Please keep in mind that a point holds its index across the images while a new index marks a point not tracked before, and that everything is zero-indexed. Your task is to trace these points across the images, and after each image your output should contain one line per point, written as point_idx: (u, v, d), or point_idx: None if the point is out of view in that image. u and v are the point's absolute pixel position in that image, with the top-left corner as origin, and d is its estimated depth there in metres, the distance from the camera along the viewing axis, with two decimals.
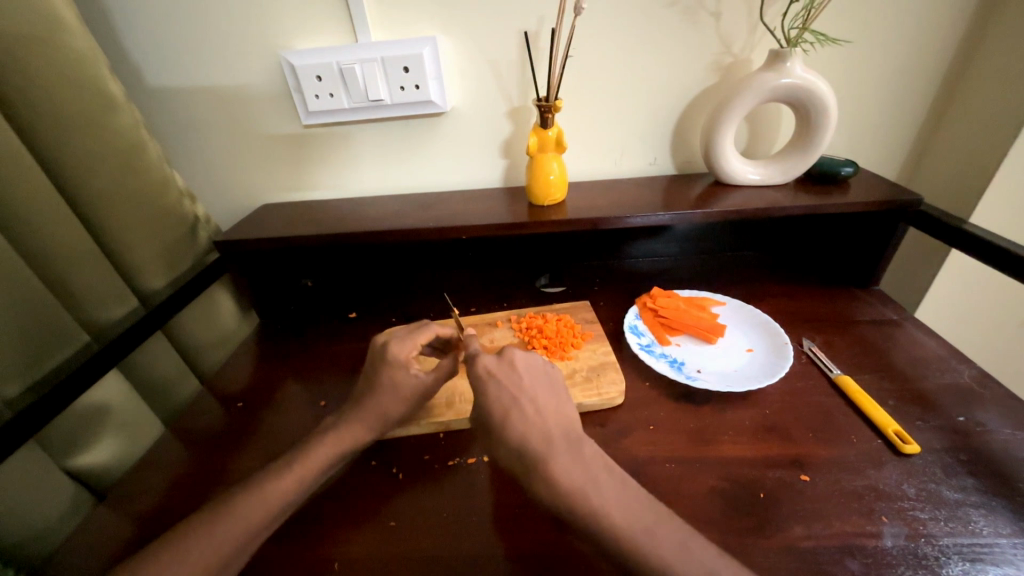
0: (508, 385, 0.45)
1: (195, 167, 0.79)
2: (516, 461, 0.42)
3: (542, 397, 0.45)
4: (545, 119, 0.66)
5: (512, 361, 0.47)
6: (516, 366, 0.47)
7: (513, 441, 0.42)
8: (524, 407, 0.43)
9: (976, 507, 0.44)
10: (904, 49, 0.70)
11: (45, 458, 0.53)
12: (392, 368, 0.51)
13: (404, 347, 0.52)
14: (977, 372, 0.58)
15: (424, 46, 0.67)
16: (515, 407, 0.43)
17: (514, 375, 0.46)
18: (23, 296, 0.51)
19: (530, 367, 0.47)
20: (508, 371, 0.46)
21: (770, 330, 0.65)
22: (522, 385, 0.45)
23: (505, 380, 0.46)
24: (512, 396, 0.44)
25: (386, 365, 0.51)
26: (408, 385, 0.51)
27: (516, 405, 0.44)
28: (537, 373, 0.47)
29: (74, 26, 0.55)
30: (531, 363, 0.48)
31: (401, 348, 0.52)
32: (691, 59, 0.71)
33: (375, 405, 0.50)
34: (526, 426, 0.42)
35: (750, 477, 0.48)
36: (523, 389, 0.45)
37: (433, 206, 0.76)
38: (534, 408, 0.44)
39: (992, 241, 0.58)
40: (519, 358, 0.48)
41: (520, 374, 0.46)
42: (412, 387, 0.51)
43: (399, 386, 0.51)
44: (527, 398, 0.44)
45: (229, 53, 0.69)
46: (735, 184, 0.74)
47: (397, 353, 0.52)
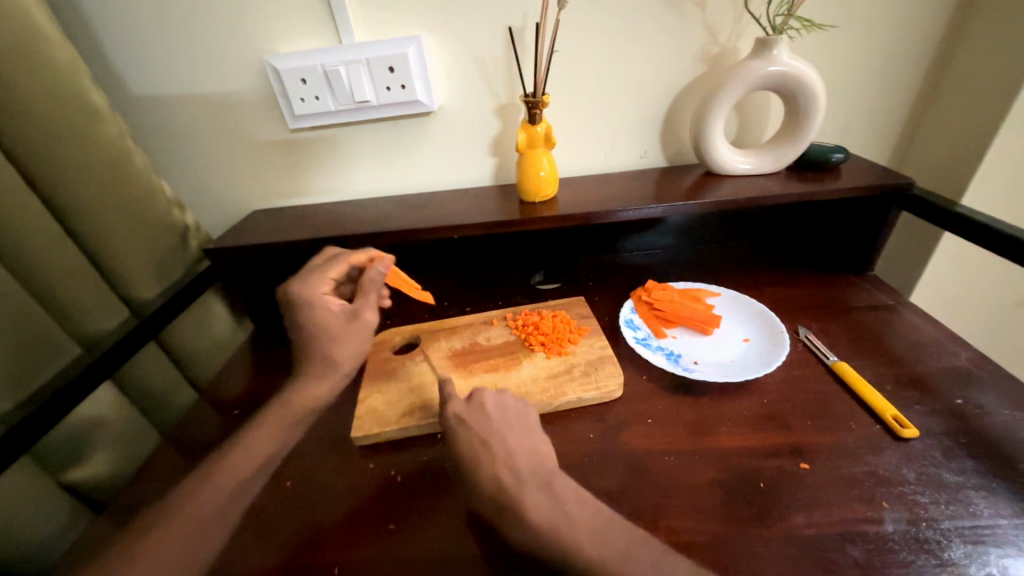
0: (477, 427, 0.47)
1: (184, 176, 0.78)
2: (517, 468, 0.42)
3: (511, 438, 0.46)
4: (533, 115, 0.66)
5: (481, 403, 0.49)
6: (485, 408, 0.49)
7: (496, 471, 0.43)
8: (494, 448, 0.45)
9: (976, 489, 0.44)
10: (891, 33, 0.70)
11: (38, 475, 0.52)
12: (320, 307, 0.55)
13: (318, 285, 0.56)
14: (973, 354, 0.58)
15: (409, 45, 0.67)
16: (484, 449, 0.45)
17: (482, 417, 0.48)
18: (9, 308, 0.50)
19: (501, 408, 0.49)
20: (478, 414, 0.48)
21: (767, 319, 0.65)
22: (491, 427, 0.47)
23: (474, 421, 0.48)
24: (481, 437, 0.46)
25: (310, 306, 0.55)
26: (342, 319, 0.54)
27: (486, 446, 0.45)
28: (507, 414, 0.49)
29: (53, 37, 0.54)
30: (502, 404, 0.49)
31: (314, 286, 0.56)
32: (677, 50, 0.70)
33: (332, 356, 0.52)
34: (497, 467, 0.44)
35: (749, 467, 0.47)
36: (493, 430, 0.47)
37: (424, 207, 0.76)
38: (502, 451, 0.45)
39: (983, 222, 0.58)
40: (489, 399, 0.50)
41: (489, 415, 0.48)
42: (349, 320, 0.54)
43: (325, 317, 0.54)
44: (496, 440, 0.46)
45: (213, 59, 0.68)
46: (726, 173, 0.74)
47: (307, 291, 0.56)
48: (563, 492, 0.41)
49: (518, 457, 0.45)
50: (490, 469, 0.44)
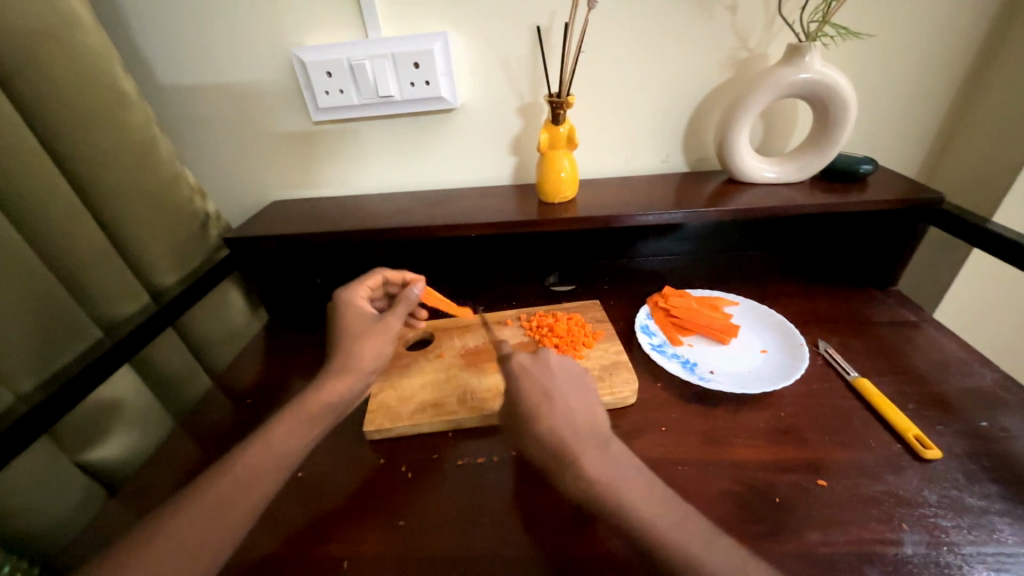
0: (538, 382, 0.47)
1: (206, 164, 0.79)
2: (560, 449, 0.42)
3: (573, 395, 0.47)
4: (556, 115, 0.65)
5: (545, 359, 0.50)
6: (550, 365, 0.49)
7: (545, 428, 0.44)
8: (555, 403, 0.46)
9: (1001, 515, 0.43)
10: (927, 43, 0.68)
11: (56, 454, 0.53)
12: (352, 310, 0.57)
13: (355, 291, 0.59)
14: (999, 376, 0.57)
15: (435, 41, 0.66)
16: (546, 402, 0.46)
17: (546, 372, 0.49)
18: (32, 291, 0.51)
19: (564, 368, 0.50)
20: (543, 369, 0.49)
21: (785, 331, 0.63)
22: (554, 383, 0.48)
23: (538, 375, 0.48)
24: (543, 391, 0.47)
25: (342, 309, 0.57)
26: (370, 322, 0.55)
27: (548, 399, 0.46)
28: (570, 375, 0.49)
29: (86, 22, 0.55)
30: (565, 365, 0.50)
31: (351, 291, 0.59)
32: (705, 54, 0.69)
33: (354, 355, 0.53)
34: (558, 419, 0.44)
35: (765, 481, 0.47)
36: (556, 387, 0.47)
37: (442, 204, 0.76)
38: (565, 406, 0.45)
39: (1016, 240, 0.56)
40: (554, 359, 0.50)
41: (554, 372, 0.49)
42: (376, 323, 0.55)
43: (356, 322, 0.55)
44: (558, 396, 0.46)
45: (240, 49, 0.69)
46: (749, 181, 0.73)
47: (346, 295, 0.59)
48: (608, 458, 0.41)
49: (579, 414, 0.45)
50: (548, 421, 0.44)
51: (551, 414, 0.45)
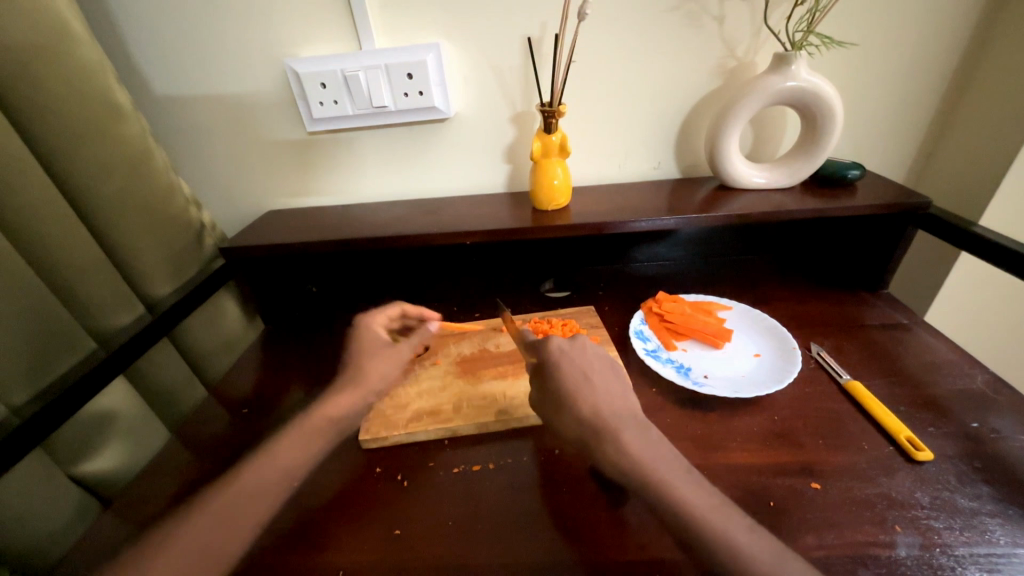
0: (580, 365, 0.49)
1: (202, 175, 0.80)
2: None
3: (609, 378, 0.48)
4: (549, 124, 0.66)
5: (584, 345, 0.51)
6: (588, 351, 0.50)
7: (584, 410, 0.45)
8: (595, 384, 0.47)
9: (992, 516, 0.43)
10: (911, 51, 0.70)
11: (49, 467, 0.52)
12: (368, 329, 0.58)
13: (377, 314, 0.60)
14: (990, 377, 0.57)
15: (428, 53, 0.67)
16: (585, 383, 0.47)
17: (584, 355, 0.50)
18: (27, 303, 0.51)
19: (602, 355, 0.51)
20: (580, 352, 0.50)
21: (778, 335, 0.64)
22: (592, 365, 0.49)
23: (577, 358, 0.49)
24: (583, 373, 0.48)
25: (360, 326, 0.58)
26: (382, 346, 0.57)
27: (586, 381, 0.47)
28: (605, 360, 0.50)
29: (81, 36, 0.55)
30: (600, 351, 0.51)
31: (372, 316, 0.59)
32: (695, 63, 0.71)
33: (364, 373, 0.54)
34: (599, 400, 0.46)
35: (759, 485, 0.47)
36: (595, 370, 0.49)
37: (436, 212, 0.76)
38: (603, 388, 0.47)
39: (1001, 243, 0.57)
40: (591, 346, 0.51)
41: (590, 355, 0.50)
42: (388, 347, 0.57)
43: (371, 346, 0.56)
44: (597, 377, 0.48)
45: (235, 61, 0.69)
46: (740, 187, 0.74)
47: (369, 319, 0.59)
48: (635, 446, 0.43)
49: (616, 398, 0.46)
50: (587, 402, 0.46)
51: (589, 395, 0.46)
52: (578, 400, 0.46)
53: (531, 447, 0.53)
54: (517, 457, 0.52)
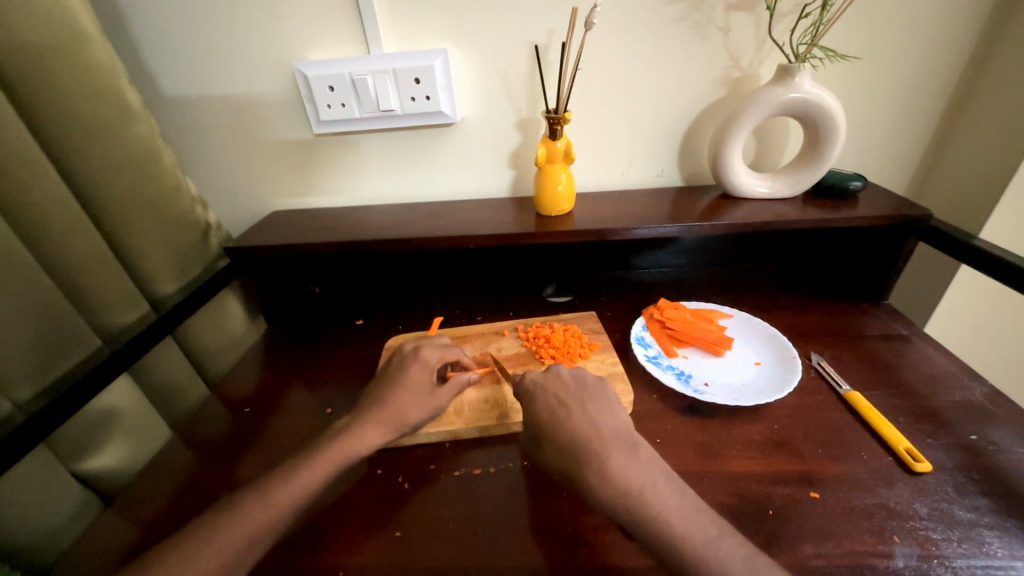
0: (555, 392, 0.48)
1: (208, 175, 0.80)
2: (575, 455, 0.43)
3: (589, 401, 0.47)
4: (554, 131, 0.67)
5: (558, 372, 0.51)
6: (563, 377, 0.50)
7: (563, 437, 0.45)
8: (571, 409, 0.46)
9: (990, 528, 0.43)
10: (913, 65, 0.71)
11: (52, 463, 0.53)
12: (417, 365, 0.54)
13: (434, 351, 0.56)
14: (989, 390, 0.58)
15: (436, 58, 0.68)
16: (562, 408, 0.47)
17: (561, 381, 0.50)
18: (34, 298, 0.51)
19: (577, 378, 0.50)
20: (557, 380, 0.50)
21: (779, 344, 0.64)
22: (569, 390, 0.49)
23: (551, 385, 0.49)
24: (560, 401, 0.47)
25: (411, 362, 0.55)
26: (425, 389, 0.53)
27: (563, 407, 0.47)
28: (585, 384, 0.49)
29: (94, 37, 0.56)
30: (580, 375, 0.50)
31: (428, 354, 0.56)
32: (699, 72, 0.71)
33: (393, 417, 0.51)
34: (576, 425, 0.45)
35: (758, 493, 0.47)
36: (571, 395, 0.48)
37: (440, 215, 0.77)
38: (581, 412, 0.46)
39: (1002, 257, 0.58)
40: (566, 371, 0.51)
41: (567, 380, 0.50)
42: (429, 393, 0.53)
43: (415, 388, 0.53)
44: (574, 403, 0.47)
45: (244, 64, 0.70)
46: (742, 196, 0.75)
47: (425, 355, 0.56)
48: (637, 460, 0.42)
49: (599, 420, 0.45)
50: (569, 426, 0.45)
51: (566, 421, 0.45)
52: (557, 427, 0.45)
53: None
54: (518, 461, 0.52)
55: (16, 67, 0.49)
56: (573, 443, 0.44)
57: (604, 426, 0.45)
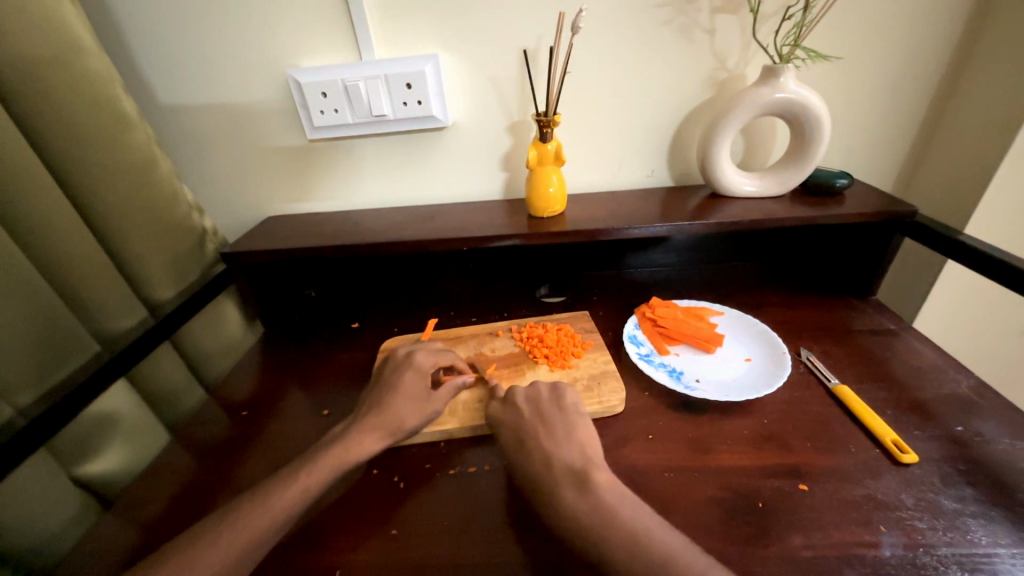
0: (515, 422, 0.51)
1: (204, 182, 0.81)
2: None
3: (546, 429, 0.49)
4: (544, 134, 0.68)
5: (512, 402, 0.53)
6: (519, 405, 0.53)
7: (532, 469, 0.47)
8: (531, 440, 0.49)
9: (975, 517, 0.44)
10: (896, 64, 0.72)
11: (52, 468, 0.53)
12: (410, 371, 0.56)
13: (427, 357, 0.58)
14: (975, 382, 0.59)
15: (426, 64, 0.69)
16: (522, 442, 0.49)
17: (518, 411, 0.52)
18: (34, 305, 0.52)
19: (535, 404, 0.53)
20: (512, 410, 0.53)
21: (769, 340, 0.65)
22: (526, 418, 0.51)
23: (510, 417, 0.52)
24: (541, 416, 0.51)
25: (405, 368, 0.56)
26: (421, 393, 0.54)
27: (523, 439, 0.49)
28: (543, 407, 0.52)
29: (90, 48, 0.57)
30: (535, 399, 0.53)
31: (421, 360, 0.57)
32: (687, 74, 0.72)
33: (390, 422, 0.51)
34: (538, 456, 0.47)
35: (748, 486, 0.48)
36: (529, 425, 0.50)
37: (433, 218, 0.77)
38: (540, 442, 0.48)
39: (985, 251, 0.59)
40: (521, 399, 0.53)
41: (523, 411, 0.52)
42: (424, 397, 0.54)
43: (410, 392, 0.54)
44: (533, 432, 0.49)
45: (238, 72, 0.71)
46: (732, 195, 0.76)
47: (418, 361, 0.57)
48: None
49: (560, 447, 0.47)
50: (534, 459, 0.47)
51: (529, 454, 0.48)
52: (522, 459, 0.48)
53: None
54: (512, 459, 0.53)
55: (13, 78, 0.49)
56: (541, 472, 0.46)
57: (566, 452, 0.47)
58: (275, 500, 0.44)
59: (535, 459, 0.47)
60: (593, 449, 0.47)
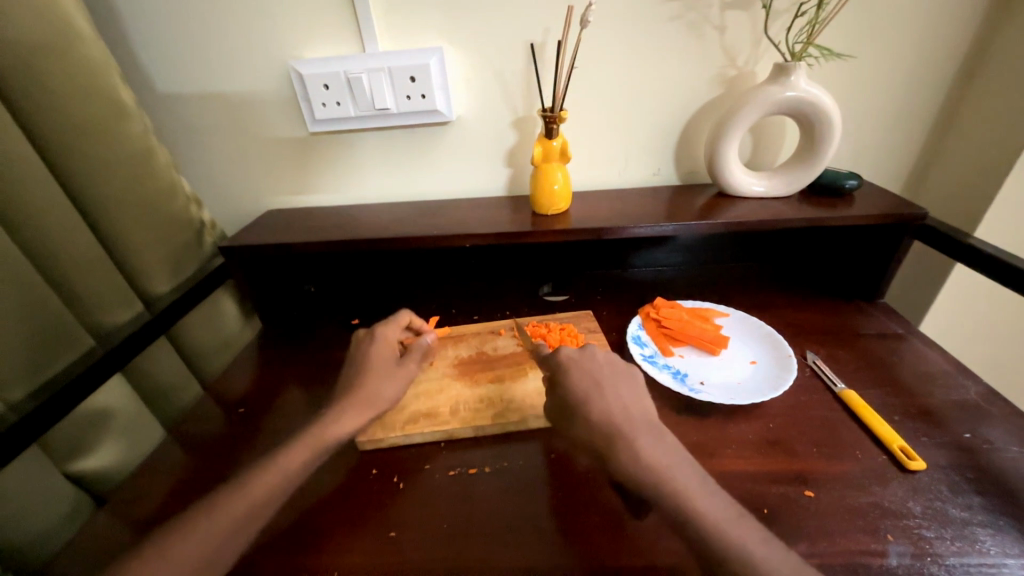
0: (588, 372, 0.50)
1: (203, 174, 0.80)
2: None
3: (622, 387, 0.48)
4: (550, 130, 0.67)
5: (592, 353, 0.52)
6: (597, 358, 0.51)
7: (596, 419, 0.45)
8: (605, 392, 0.47)
9: (983, 526, 0.43)
10: (909, 63, 0.71)
11: (44, 464, 0.52)
12: (379, 343, 0.56)
13: (391, 327, 0.59)
14: (983, 389, 0.58)
15: (431, 56, 0.68)
16: (596, 389, 0.48)
17: (594, 362, 0.51)
18: (26, 297, 0.51)
19: (610, 362, 0.51)
20: (589, 360, 0.51)
21: (774, 343, 0.64)
22: (602, 373, 0.50)
23: (584, 366, 0.50)
24: (594, 381, 0.49)
25: (372, 340, 0.57)
26: (391, 363, 0.55)
27: (598, 389, 0.48)
28: (615, 367, 0.51)
29: (87, 34, 0.56)
30: (612, 358, 0.52)
31: (386, 329, 0.58)
32: (696, 71, 0.71)
33: (367, 394, 0.52)
34: (608, 407, 0.46)
35: (752, 492, 0.47)
36: (604, 377, 0.49)
37: (436, 214, 0.76)
38: (614, 396, 0.47)
39: (997, 255, 0.58)
40: (599, 353, 0.52)
41: (600, 362, 0.51)
42: (396, 366, 0.55)
43: (381, 363, 0.55)
44: (609, 385, 0.48)
45: (239, 62, 0.70)
46: (738, 195, 0.74)
47: (381, 332, 0.58)
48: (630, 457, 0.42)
49: (631, 405, 0.47)
50: (602, 407, 0.46)
51: (600, 403, 0.46)
52: (590, 406, 0.46)
53: (527, 451, 0.53)
54: (513, 460, 0.52)
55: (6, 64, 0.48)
56: (603, 426, 0.45)
57: (635, 411, 0.46)
58: (273, 500, 0.43)
59: (595, 416, 0.46)
60: (644, 418, 0.46)
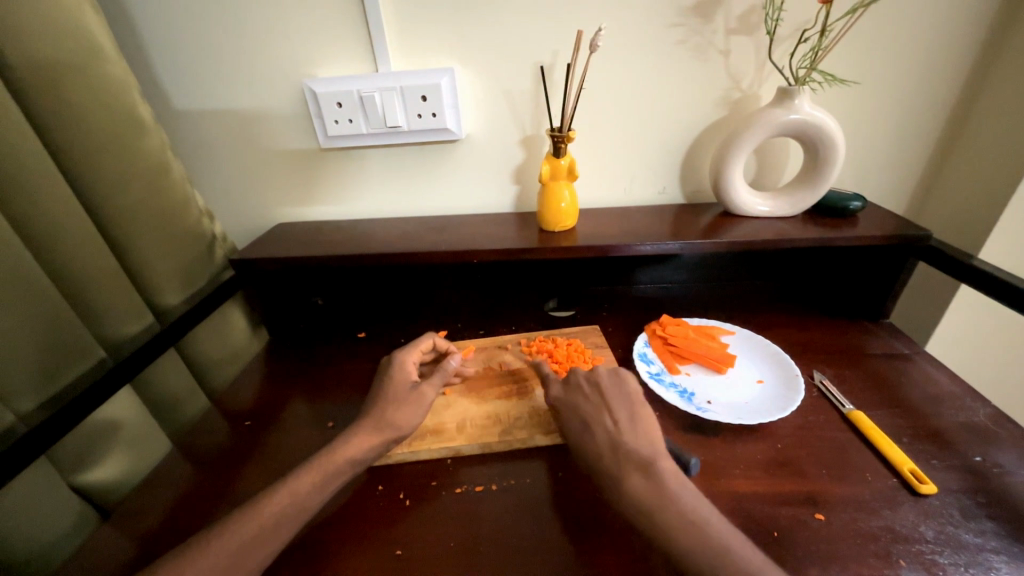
0: (588, 402, 0.52)
1: (216, 188, 0.81)
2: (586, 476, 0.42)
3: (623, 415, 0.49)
4: (558, 149, 0.68)
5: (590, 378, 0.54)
6: (590, 387, 0.53)
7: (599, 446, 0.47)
8: (607, 422, 0.49)
9: (997, 553, 0.43)
10: (910, 88, 0.72)
11: (51, 477, 0.52)
12: (397, 367, 0.57)
13: (409, 351, 0.59)
14: (992, 411, 0.58)
15: (442, 77, 0.70)
16: (597, 416, 0.50)
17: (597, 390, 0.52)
18: (41, 309, 0.52)
19: (611, 379, 0.54)
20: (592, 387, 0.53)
21: (781, 362, 0.64)
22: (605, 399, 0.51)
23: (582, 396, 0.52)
24: (597, 406, 0.51)
25: (392, 365, 0.57)
26: (407, 389, 0.55)
27: (600, 418, 0.50)
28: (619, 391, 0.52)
29: (110, 56, 0.58)
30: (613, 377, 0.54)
31: (404, 353, 0.58)
32: (702, 93, 0.73)
33: (383, 420, 0.51)
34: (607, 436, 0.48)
35: (763, 514, 0.47)
36: (603, 403, 0.51)
37: (444, 230, 0.77)
38: (615, 423, 0.49)
39: (1001, 277, 0.58)
40: (596, 377, 0.54)
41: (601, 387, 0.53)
42: (413, 392, 0.54)
43: (399, 389, 0.54)
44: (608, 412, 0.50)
45: (255, 81, 0.72)
46: (744, 215, 0.75)
47: (400, 356, 0.58)
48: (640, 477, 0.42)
49: (637, 433, 0.47)
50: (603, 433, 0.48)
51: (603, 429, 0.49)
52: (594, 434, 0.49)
53: (535, 469, 0.53)
54: (519, 479, 0.52)
55: (35, 85, 0.50)
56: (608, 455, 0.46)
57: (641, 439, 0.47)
58: (277, 517, 0.43)
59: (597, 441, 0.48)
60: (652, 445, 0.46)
